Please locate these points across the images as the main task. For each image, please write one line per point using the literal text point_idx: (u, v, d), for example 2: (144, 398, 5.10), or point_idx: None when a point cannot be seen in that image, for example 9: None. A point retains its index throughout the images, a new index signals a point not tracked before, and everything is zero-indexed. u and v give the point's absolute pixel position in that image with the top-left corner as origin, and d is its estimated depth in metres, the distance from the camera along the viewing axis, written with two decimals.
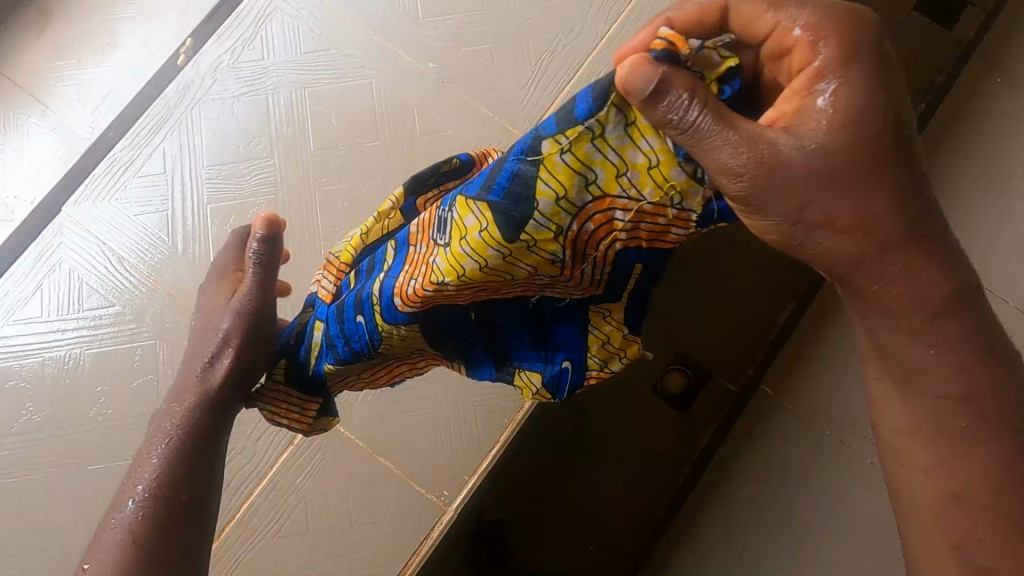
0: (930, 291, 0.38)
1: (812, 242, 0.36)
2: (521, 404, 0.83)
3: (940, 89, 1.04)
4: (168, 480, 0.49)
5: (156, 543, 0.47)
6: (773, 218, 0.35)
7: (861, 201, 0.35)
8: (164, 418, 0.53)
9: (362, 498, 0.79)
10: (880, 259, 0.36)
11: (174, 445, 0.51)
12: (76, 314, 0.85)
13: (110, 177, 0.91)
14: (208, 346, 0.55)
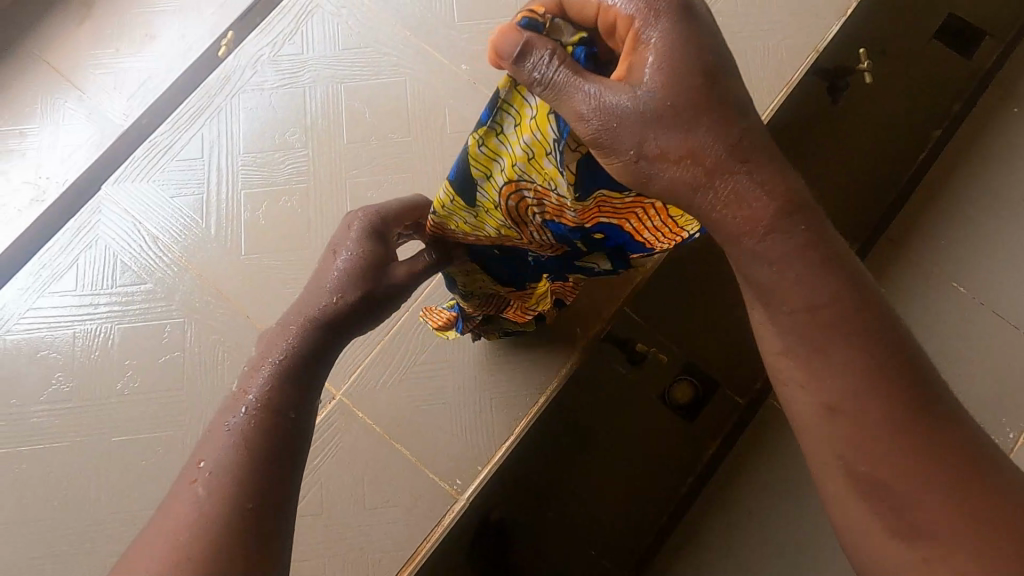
0: (794, 229, 0.37)
1: (659, 174, 0.36)
2: (538, 396, 0.85)
3: (955, 116, 1.07)
4: (283, 400, 0.45)
5: (266, 466, 0.42)
6: (623, 154, 0.36)
7: (682, 129, 0.35)
8: (278, 339, 0.49)
9: (376, 484, 0.81)
10: (713, 186, 0.36)
11: (287, 363, 0.47)
12: (110, 289, 0.88)
13: (149, 160, 0.94)
14: (327, 281, 0.52)
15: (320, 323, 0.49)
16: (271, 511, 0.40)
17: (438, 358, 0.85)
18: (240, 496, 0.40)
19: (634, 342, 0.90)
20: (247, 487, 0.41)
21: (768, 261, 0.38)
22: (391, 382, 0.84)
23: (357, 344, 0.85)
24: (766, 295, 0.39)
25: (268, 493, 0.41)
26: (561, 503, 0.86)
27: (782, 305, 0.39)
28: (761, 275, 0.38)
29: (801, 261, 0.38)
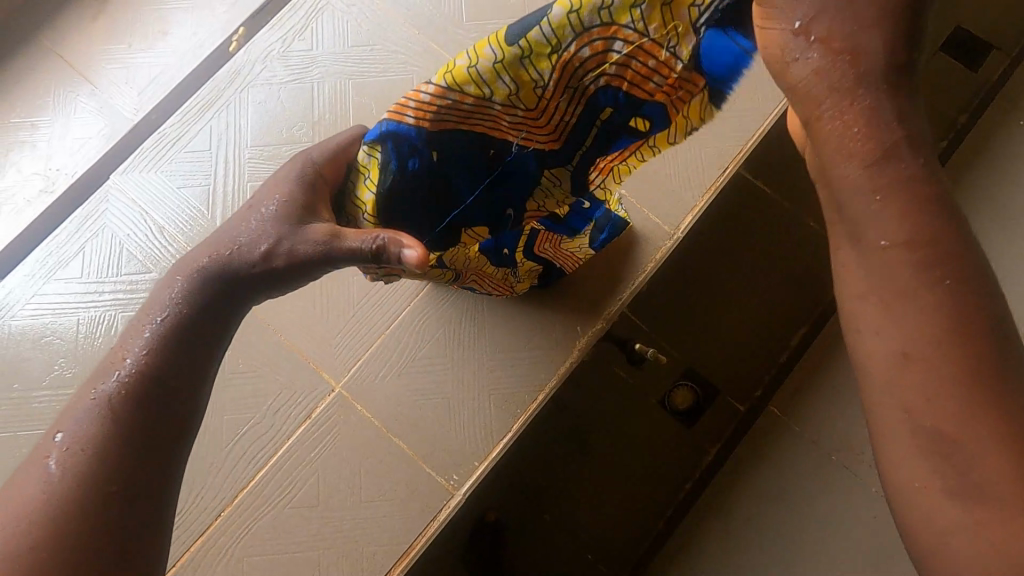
0: (901, 164, 0.39)
1: (805, 57, 0.39)
2: (536, 395, 0.84)
3: (962, 127, 1.06)
4: (157, 370, 0.47)
5: (134, 433, 0.45)
6: (785, 22, 0.39)
7: (846, 33, 0.38)
8: (172, 292, 0.49)
9: (374, 476, 0.81)
10: (853, 98, 0.39)
11: (171, 328, 0.48)
12: (114, 277, 0.89)
13: (158, 151, 0.95)
14: (235, 236, 0.50)
15: (203, 288, 0.49)
16: (144, 490, 0.43)
17: (436, 354, 0.85)
18: (107, 478, 0.43)
19: (633, 342, 0.90)
20: (119, 460, 0.43)
21: (871, 180, 0.40)
22: (390, 374, 0.84)
23: (359, 337, 0.85)
24: (857, 217, 0.41)
25: (130, 464, 0.44)
26: (557, 502, 0.86)
27: (876, 239, 0.40)
28: (864, 202, 0.40)
29: (906, 200, 0.39)
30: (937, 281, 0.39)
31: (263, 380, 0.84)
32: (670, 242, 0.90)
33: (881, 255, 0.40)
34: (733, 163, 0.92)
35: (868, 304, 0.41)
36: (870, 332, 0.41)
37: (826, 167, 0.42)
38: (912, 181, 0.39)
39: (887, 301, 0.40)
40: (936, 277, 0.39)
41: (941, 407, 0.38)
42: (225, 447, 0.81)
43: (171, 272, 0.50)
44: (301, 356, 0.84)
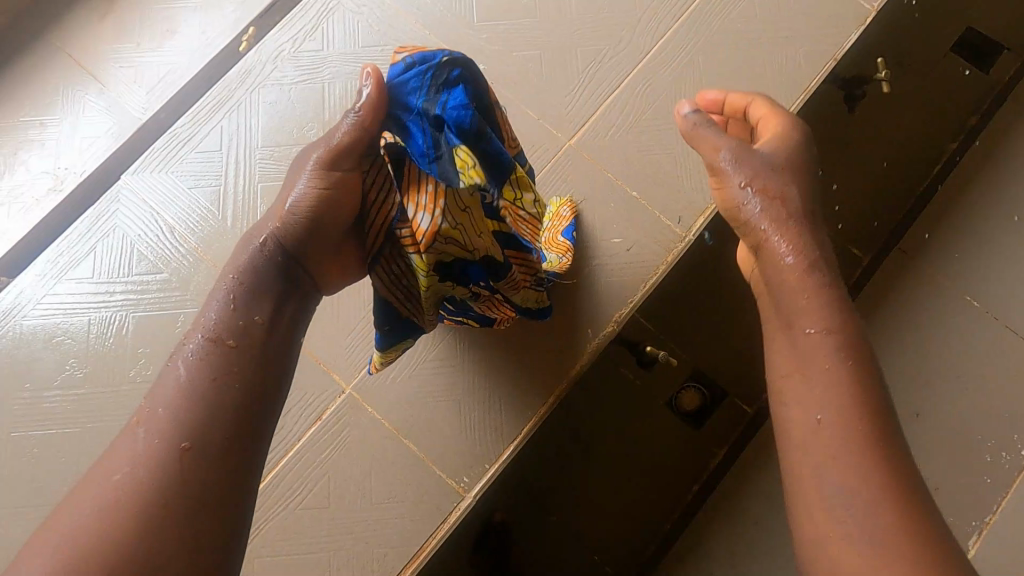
0: (818, 275, 0.53)
1: (747, 210, 0.56)
2: (546, 398, 0.84)
3: (971, 129, 1.06)
4: (226, 334, 0.49)
5: (209, 396, 0.46)
6: (737, 186, 0.56)
7: (773, 180, 0.55)
8: (232, 270, 0.52)
9: (384, 478, 0.81)
10: (786, 227, 0.54)
11: (233, 297, 0.51)
12: (125, 278, 0.89)
13: (169, 151, 0.95)
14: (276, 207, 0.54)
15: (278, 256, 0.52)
16: (220, 449, 0.44)
17: (446, 356, 0.85)
18: (185, 434, 0.44)
19: (643, 344, 0.89)
20: (209, 416, 0.45)
21: (796, 281, 0.53)
22: (401, 375, 0.84)
23: (369, 338, 0.85)
24: (790, 313, 0.53)
25: (207, 423, 0.44)
26: (563, 506, 0.86)
27: (802, 327, 0.52)
28: (794, 301, 0.53)
29: (821, 301, 0.52)
30: (842, 360, 0.50)
31: None
32: (681, 244, 0.89)
33: (807, 338, 0.51)
34: None
35: (791, 379, 0.51)
36: (791, 401, 0.51)
37: (772, 282, 0.55)
38: (827, 288, 0.53)
39: (809, 376, 0.50)
40: (844, 356, 0.50)
41: (845, 458, 0.47)
42: None
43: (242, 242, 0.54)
44: (312, 357, 0.84)
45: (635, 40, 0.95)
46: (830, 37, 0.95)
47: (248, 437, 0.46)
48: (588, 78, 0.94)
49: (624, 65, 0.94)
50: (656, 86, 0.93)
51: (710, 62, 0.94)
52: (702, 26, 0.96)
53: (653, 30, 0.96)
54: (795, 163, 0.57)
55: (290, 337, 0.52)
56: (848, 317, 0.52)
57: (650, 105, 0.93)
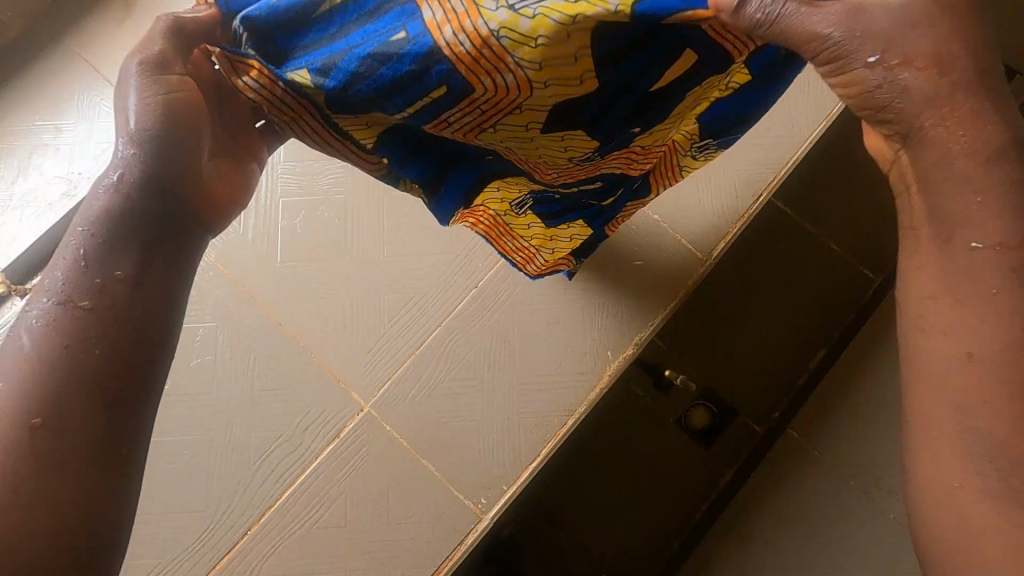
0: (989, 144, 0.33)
1: (893, 82, 0.33)
2: (565, 419, 0.84)
3: None
4: (80, 297, 0.42)
5: (78, 361, 0.40)
6: (865, 53, 0.32)
7: (936, 36, 0.32)
8: (84, 218, 0.43)
9: (402, 497, 0.80)
10: (956, 100, 0.32)
11: (85, 251, 0.42)
12: None
13: None
14: (123, 137, 0.44)
15: (123, 200, 0.43)
16: (69, 426, 0.39)
17: (466, 375, 0.85)
18: (37, 410, 0.39)
19: (662, 368, 0.93)
20: (14, 415, 0.38)
21: (951, 162, 0.34)
22: (420, 396, 0.84)
23: (390, 355, 0.85)
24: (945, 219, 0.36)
25: (97, 387, 0.40)
26: (575, 520, 0.90)
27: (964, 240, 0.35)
28: (938, 196, 0.35)
29: (1008, 195, 0.34)
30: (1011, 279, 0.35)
31: (291, 397, 0.83)
32: (703, 268, 0.89)
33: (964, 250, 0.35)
34: (766, 192, 0.91)
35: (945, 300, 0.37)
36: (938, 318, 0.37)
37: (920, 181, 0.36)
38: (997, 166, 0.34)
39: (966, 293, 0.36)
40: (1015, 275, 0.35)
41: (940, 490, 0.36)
42: (253, 463, 0.81)
43: (96, 187, 0.44)
44: (332, 375, 0.84)
45: None
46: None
47: (111, 423, 0.39)
48: None
49: None
50: None
51: None
52: None
53: None
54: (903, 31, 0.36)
55: (164, 287, 0.43)
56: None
57: None
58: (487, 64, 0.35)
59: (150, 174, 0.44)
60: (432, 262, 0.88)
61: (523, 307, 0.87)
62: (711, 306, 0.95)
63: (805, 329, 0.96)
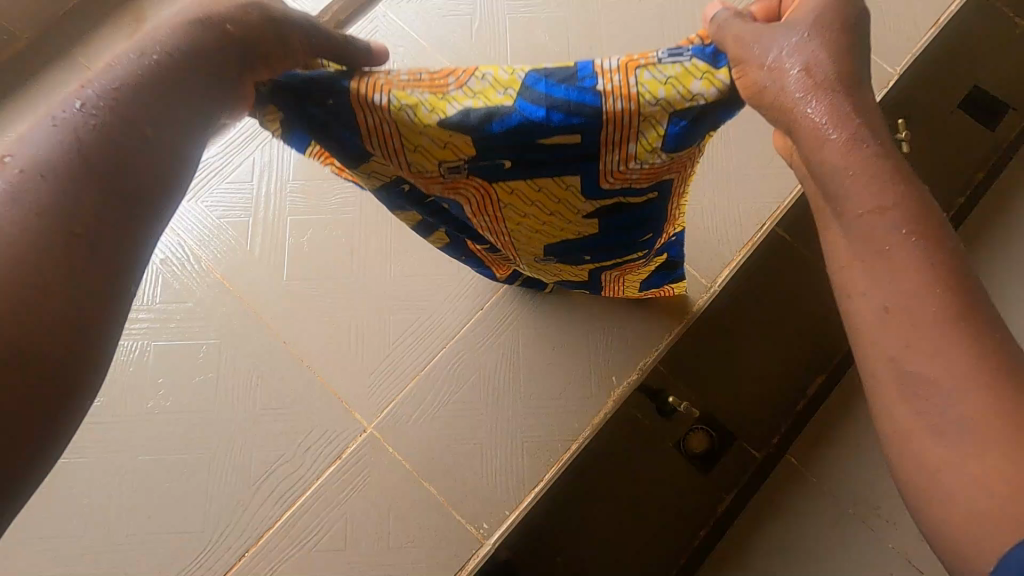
0: (873, 144, 0.37)
1: (777, 82, 0.38)
2: (569, 444, 0.83)
3: (977, 185, 1.08)
4: (132, 109, 0.36)
5: (114, 187, 0.35)
6: (758, 59, 0.38)
7: (812, 47, 0.38)
8: (164, 42, 0.38)
9: (403, 521, 0.79)
10: (824, 91, 0.37)
11: (151, 69, 0.37)
12: (145, 306, 0.86)
13: (200, 180, 0.93)
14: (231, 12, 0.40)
15: (210, 49, 0.39)
16: (101, 249, 0.34)
17: (469, 397, 0.84)
18: (77, 214, 0.33)
19: (666, 394, 0.93)
20: (53, 216, 0.33)
21: (841, 161, 0.37)
22: (422, 418, 0.83)
23: (394, 376, 0.85)
24: (835, 193, 0.38)
25: (122, 220, 0.35)
26: (574, 546, 0.88)
27: (854, 210, 0.38)
28: (836, 180, 0.38)
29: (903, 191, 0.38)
30: (905, 236, 0.37)
31: (294, 417, 0.83)
32: (708, 296, 0.93)
33: (859, 223, 0.38)
34: (768, 221, 0.96)
35: (855, 269, 0.38)
36: (858, 292, 0.38)
37: (810, 164, 0.39)
38: (884, 158, 0.37)
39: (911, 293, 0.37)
40: (907, 230, 0.37)
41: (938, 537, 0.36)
42: (253, 483, 0.80)
43: (173, 20, 0.39)
44: (335, 395, 0.84)
45: None
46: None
47: (94, 257, 0.34)
48: None
49: None
50: None
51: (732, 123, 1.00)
52: None
53: None
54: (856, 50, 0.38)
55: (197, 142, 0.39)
56: (943, 230, 0.38)
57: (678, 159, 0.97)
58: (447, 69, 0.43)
59: (241, 51, 0.40)
60: (436, 284, 0.88)
61: (527, 331, 0.87)
62: (711, 331, 0.95)
63: (806, 357, 0.96)
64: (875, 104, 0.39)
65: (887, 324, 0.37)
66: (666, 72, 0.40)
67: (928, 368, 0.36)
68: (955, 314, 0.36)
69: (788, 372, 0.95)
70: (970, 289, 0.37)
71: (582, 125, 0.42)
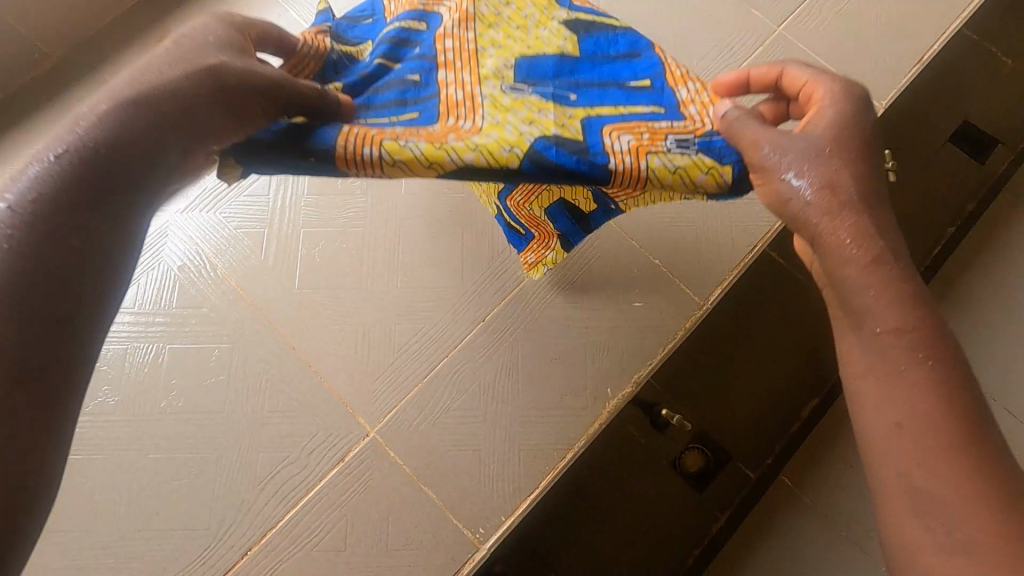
0: (890, 268, 0.46)
1: (797, 197, 0.47)
2: (565, 452, 0.88)
3: (968, 216, 1.13)
4: (91, 175, 0.37)
5: (61, 255, 0.36)
6: (782, 176, 0.47)
7: (824, 171, 0.47)
8: (125, 88, 0.39)
9: (402, 524, 0.82)
10: (840, 216, 0.46)
11: (99, 125, 0.38)
12: (163, 309, 0.90)
13: (220, 192, 0.98)
14: (180, 62, 0.41)
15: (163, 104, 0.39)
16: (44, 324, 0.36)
17: (470, 406, 0.87)
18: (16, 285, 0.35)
19: (659, 408, 0.91)
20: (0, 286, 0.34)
21: (864, 281, 0.46)
22: (424, 424, 0.86)
23: (397, 383, 0.88)
24: (858, 310, 0.47)
25: (65, 282, 0.36)
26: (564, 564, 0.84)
27: (873, 328, 0.46)
28: (858, 296, 0.46)
29: (926, 339, 0.46)
30: (920, 361, 0.45)
31: (301, 420, 0.86)
32: (696, 317, 0.97)
33: (876, 339, 0.46)
34: (761, 242, 1.00)
35: (869, 381, 0.47)
36: (867, 406, 0.47)
37: (829, 273, 0.48)
38: (904, 284, 0.46)
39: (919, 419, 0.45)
40: (921, 355, 0.45)
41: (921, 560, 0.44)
42: (259, 483, 0.82)
43: (138, 70, 0.40)
44: (340, 400, 0.87)
45: None
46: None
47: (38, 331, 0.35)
48: None
49: None
50: None
51: (727, 148, 1.03)
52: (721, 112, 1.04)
53: None
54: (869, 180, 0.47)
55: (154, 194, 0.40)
56: (953, 360, 0.46)
57: None
58: (460, 111, 0.52)
59: (205, 90, 0.40)
60: (440, 296, 0.92)
61: (529, 342, 0.91)
62: (705, 347, 0.95)
63: (799, 378, 0.97)
64: (894, 233, 0.47)
65: (899, 437, 0.45)
66: (675, 163, 0.47)
67: (925, 472, 0.44)
68: (962, 425, 0.44)
69: (782, 391, 0.96)
70: (975, 421, 0.45)
71: (588, 166, 0.47)
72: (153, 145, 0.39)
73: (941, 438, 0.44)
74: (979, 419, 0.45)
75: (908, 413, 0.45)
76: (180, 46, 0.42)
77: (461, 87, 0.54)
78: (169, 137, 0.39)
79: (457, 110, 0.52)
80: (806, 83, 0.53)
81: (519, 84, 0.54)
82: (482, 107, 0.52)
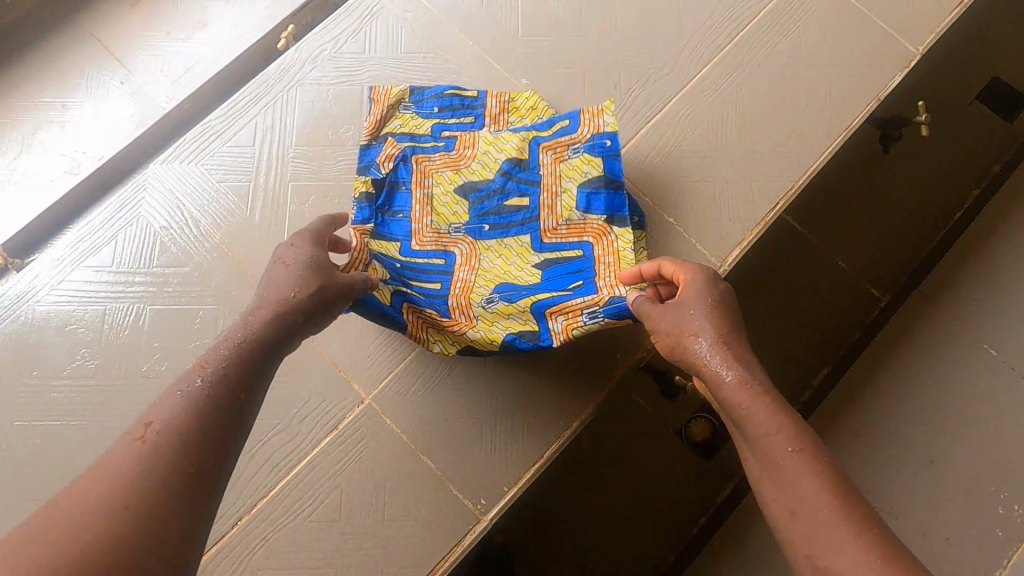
0: (754, 384, 0.60)
1: (680, 343, 0.64)
2: (571, 422, 0.81)
3: (992, 177, 1.09)
4: (240, 373, 0.54)
5: (216, 429, 0.50)
6: (674, 338, 0.65)
7: (702, 326, 0.63)
8: (257, 312, 0.58)
9: (399, 494, 0.78)
10: (716, 351, 0.62)
11: (248, 341, 0.56)
12: (144, 269, 0.85)
13: (202, 143, 0.91)
14: (289, 280, 0.61)
15: (283, 318, 0.59)
16: (206, 484, 0.48)
17: (470, 373, 0.83)
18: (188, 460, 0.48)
19: (673, 375, 0.89)
20: (178, 463, 0.47)
21: (738, 396, 0.59)
22: (422, 390, 0.82)
23: (393, 348, 0.83)
24: (743, 422, 0.59)
25: (214, 452, 0.49)
26: (565, 527, 0.87)
27: (756, 433, 0.58)
28: (736, 407, 0.59)
29: (794, 434, 0.57)
30: (791, 452, 0.56)
31: (292, 385, 0.81)
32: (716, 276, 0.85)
33: (760, 443, 0.57)
34: (783, 200, 0.88)
35: (763, 480, 0.57)
36: (769, 497, 0.56)
37: (721, 399, 0.61)
38: (765, 391, 0.59)
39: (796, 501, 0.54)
40: (792, 448, 0.56)
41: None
42: (249, 451, 0.78)
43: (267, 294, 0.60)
44: (334, 365, 0.82)
45: (680, 66, 0.95)
46: (871, 76, 0.94)
47: (195, 488, 0.47)
48: (629, 98, 0.93)
49: (666, 89, 0.93)
50: (695, 111, 0.93)
51: (752, 92, 0.93)
52: (744, 56, 0.95)
53: (693, 60, 0.95)
54: (726, 322, 0.64)
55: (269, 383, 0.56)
56: (813, 440, 0.57)
57: (690, 132, 0.92)
58: (462, 322, 0.77)
59: (319, 298, 0.62)
60: None
61: None
62: None
63: None
64: (747, 362, 0.62)
65: (792, 520, 0.54)
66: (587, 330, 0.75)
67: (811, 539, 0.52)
68: (831, 498, 0.53)
69: None
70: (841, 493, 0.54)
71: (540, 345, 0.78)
72: (278, 346, 0.58)
73: (826, 514, 0.52)
74: (848, 496, 0.54)
75: (800, 501, 0.54)
76: (278, 276, 0.62)
77: (458, 280, 0.79)
78: (289, 336, 0.59)
79: (458, 306, 0.78)
80: (674, 272, 0.69)
81: (493, 296, 0.78)
82: (476, 300, 0.78)
